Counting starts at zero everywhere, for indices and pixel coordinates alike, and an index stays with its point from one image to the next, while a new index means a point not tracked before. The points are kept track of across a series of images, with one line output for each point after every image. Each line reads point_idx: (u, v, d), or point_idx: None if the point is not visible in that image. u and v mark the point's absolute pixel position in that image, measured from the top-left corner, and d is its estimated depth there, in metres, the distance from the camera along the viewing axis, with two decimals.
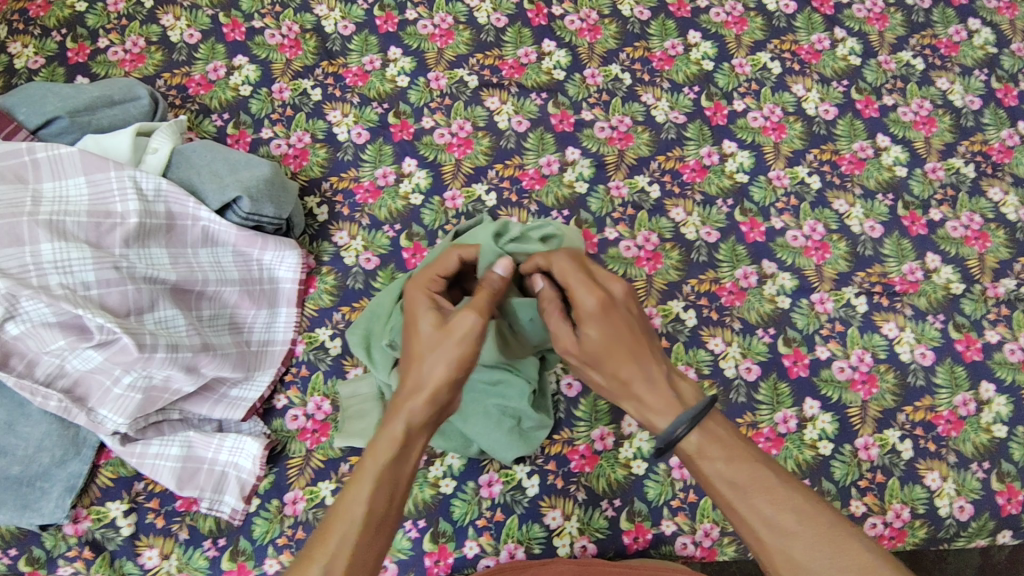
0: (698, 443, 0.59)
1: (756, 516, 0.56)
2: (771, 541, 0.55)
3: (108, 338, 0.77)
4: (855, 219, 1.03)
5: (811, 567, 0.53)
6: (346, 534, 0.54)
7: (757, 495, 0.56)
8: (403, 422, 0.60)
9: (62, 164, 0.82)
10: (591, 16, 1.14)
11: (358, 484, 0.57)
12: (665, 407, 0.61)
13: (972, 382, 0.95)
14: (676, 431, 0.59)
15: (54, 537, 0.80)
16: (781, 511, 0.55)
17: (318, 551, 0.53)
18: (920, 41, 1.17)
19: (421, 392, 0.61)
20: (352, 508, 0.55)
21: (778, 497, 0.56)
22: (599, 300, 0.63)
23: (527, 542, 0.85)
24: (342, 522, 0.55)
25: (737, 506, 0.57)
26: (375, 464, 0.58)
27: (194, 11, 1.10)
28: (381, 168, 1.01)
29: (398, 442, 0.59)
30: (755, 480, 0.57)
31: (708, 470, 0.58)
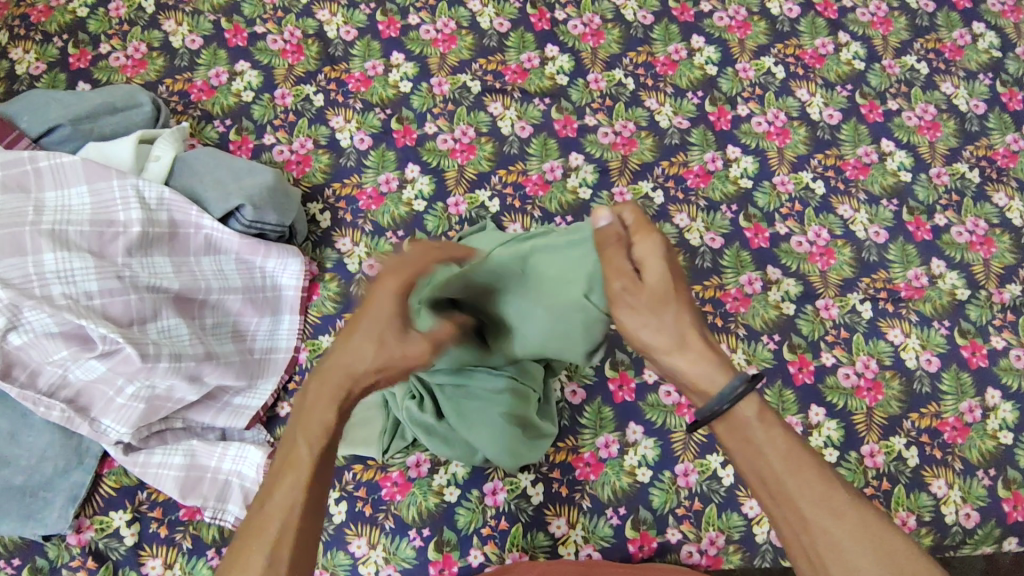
0: (756, 413, 0.56)
1: (805, 493, 0.53)
2: (815, 518, 0.53)
3: (112, 349, 0.77)
4: (859, 224, 1.03)
5: (855, 553, 0.52)
6: (285, 531, 0.52)
7: (809, 472, 0.54)
8: (335, 410, 0.57)
9: (64, 173, 0.82)
10: (594, 21, 1.14)
11: (293, 475, 0.54)
12: (710, 375, 0.58)
13: (978, 389, 0.95)
14: (730, 397, 0.56)
15: (57, 547, 0.80)
16: (829, 490, 0.54)
17: (255, 550, 0.51)
18: (924, 45, 1.17)
19: (355, 380, 0.57)
20: (286, 504, 0.53)
21: (827, 476, 0.54)
22: (659, 246, 0.61)
23: (532, 550, 0.85)
24: (276, 523, 0.52)
25: (785, 480, 0.54)
26: (308, 459, 0.55)
27: (196, 16, 1.10)
28: (383, 174, 1.01)
29: (329, 428, 0.56)
30: (808, 459, 0.55)
31: (763, 441, 0.55)
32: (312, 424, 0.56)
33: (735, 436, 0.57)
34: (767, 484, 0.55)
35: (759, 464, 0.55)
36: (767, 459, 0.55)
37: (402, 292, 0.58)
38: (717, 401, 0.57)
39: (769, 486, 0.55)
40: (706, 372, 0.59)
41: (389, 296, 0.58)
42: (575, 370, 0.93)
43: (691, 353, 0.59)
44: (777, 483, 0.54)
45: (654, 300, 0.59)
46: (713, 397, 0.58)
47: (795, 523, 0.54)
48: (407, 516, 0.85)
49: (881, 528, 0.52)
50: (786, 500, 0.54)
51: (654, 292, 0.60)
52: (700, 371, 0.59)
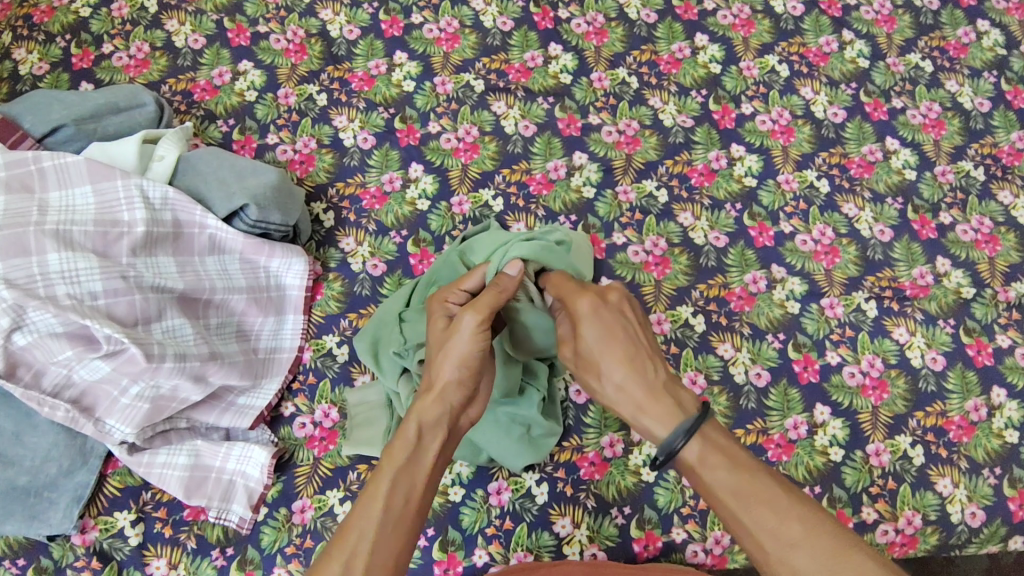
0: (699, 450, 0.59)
1: (759, 528, 0.54)
2: (770, 548, 0.53)
3: (116, 349, 0.76)
4: (864, 223, 1.03)
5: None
6: (365, 529, 0.55)
7: (760, 507, 0.54)
8: (415, 421, 0.63)
9: (68, 173, 0.82)
10: (597, 19, 1.14)
11: (375, 485, 0.59)
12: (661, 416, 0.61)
13: (984, 387, 0.94)
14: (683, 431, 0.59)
15: (63, 547, 0.80)
16: (782, 520, 0.53)
17: (339, 548, 0.54)
18: (929, 43, 1.16)
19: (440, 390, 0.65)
20: (366, 513, 0.56)
21: (779, 505, 0.54)
22: (588, 303, 0.67)
23: (537, 550, 0.84)
24: (360, 525, 0.55)
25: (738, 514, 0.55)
26: (390, 467, 0.60)
27: (199, 16, 1.10)
28: (387, 174, 1.01)
29: (410, 441, 0.62)
30: (759, 492, 0.55)
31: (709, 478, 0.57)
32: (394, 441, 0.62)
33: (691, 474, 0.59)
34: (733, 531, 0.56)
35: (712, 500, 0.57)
36: (719, 494, 0.56)
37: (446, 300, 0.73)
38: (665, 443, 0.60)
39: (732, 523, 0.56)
40: (658, 413, 0.61)
41: (442, 305, 0.72)
42: None
43: (640, 400, 0.63)
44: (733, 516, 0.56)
45: (588, 348, 0.66)
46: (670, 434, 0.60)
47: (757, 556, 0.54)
48: None
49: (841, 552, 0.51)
50: (743, 534, 0.55)
51: (592, 353, 0.66)
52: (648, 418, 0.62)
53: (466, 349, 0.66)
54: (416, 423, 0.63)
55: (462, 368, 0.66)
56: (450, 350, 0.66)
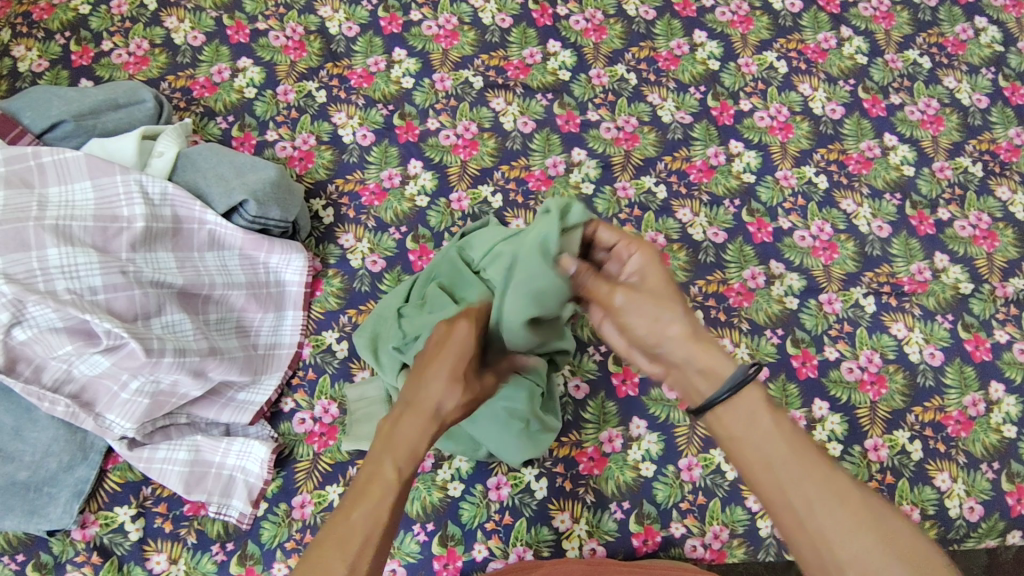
0: (761, 400, 0.58)
1: (808, 484, 0.54)
2: (816, 503, 0.53)
3: (116, 343, 0.77)
4: (863, 219, 1.03)
5: (855, 539, 0.51)
6: (369, 536, 0.55)
7: (813, 463, 0.55)
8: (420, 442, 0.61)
9: (67, 168, 0.82)
10: (596, 16, 1.14)
11: (381, 489, 0.58)
12: (719, 360, 0.60)
13: (982, 382, 0.95)
14: (737, 382, 0.58)
15: (62, 542, 0.80)
16: (834, 478, 0.54)
17: (344, 549, 0.54)
18: (926, 39, 1.16)
19: (433, 409, 0.63)
20: (374, 517, 0.56)
21: (829, 466, 0.55)
22: (649, 256, 0.67)
23: (536, 545, 0.85)
24: (365, 529, 0.55)
25: (788, 466, 0.55)
26: (394, 474, 0.59)
27: (198, 13, 1.10)
28: (386, 170, 1.01)
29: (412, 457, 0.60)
30: (811, 452, 0.55)
31: (765, 426, 0.57)
32: (401, 449, 0.60)
33: (735, 425, 0.58)
34: (774, 483, 0.55)
35: (759, 448, 0.56)
36: (772, 443, 0.56)
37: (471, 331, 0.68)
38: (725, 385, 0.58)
39: (773, 474, 0.55)
40: (715, 359, 0.60)
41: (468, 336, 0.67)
42: (577, 365, 0.93)
43: (702, 341, 0.61)
44: (779, 470, 0.55)
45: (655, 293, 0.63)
46: (720, 384, 0.59)
47: (797, 509, 0.54)
48: (410, 511, 0.85)
49: (888, 519, 0.52)
50: (788, 488, 0.54)
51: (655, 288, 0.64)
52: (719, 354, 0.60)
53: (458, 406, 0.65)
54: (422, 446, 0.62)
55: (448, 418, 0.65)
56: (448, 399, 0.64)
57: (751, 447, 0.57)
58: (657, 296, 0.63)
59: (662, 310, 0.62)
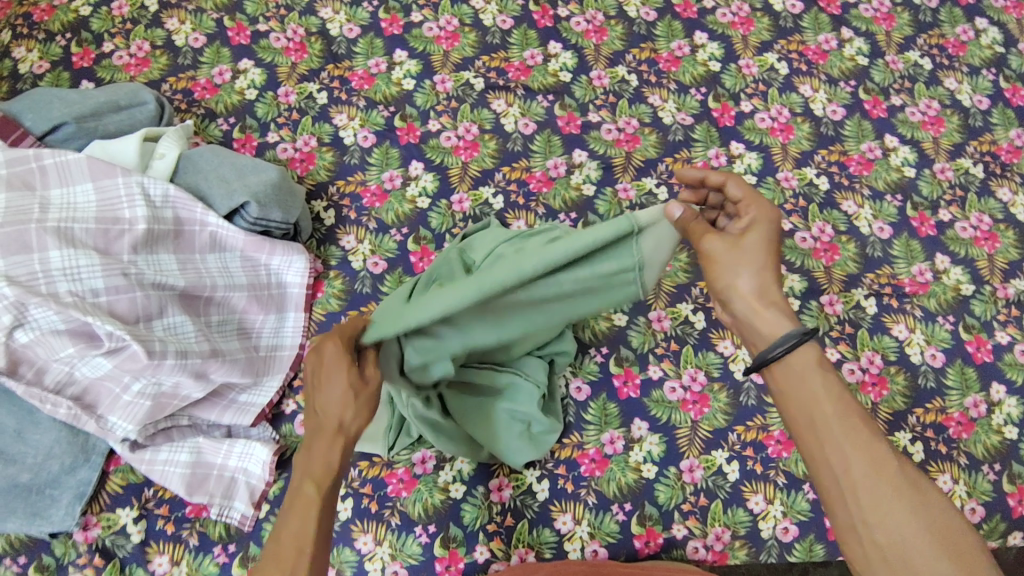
0: (815, 361, 0.57)
1: (849, 446, 0.53)
2: (855, 467, 0.52)
3: (118, 345, 0.76)
4: (864, 220, 1.03)
5: (890, 507, 0.50)
6: (298, 552, 0.54)
7: (859, 429, 0.53)
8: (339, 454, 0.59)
9: (69, 171, 0.82)
10: (597, 18, 1.14)
11: (303, 515, 0.56)
12: (776, 320, 0.59)
13: (983, 384, 0.95)
14: (789, 342, 0.57)
15: (64, 544, 0.80)
16: (875, 447, 0.52)
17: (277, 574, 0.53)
18: (927, 40, 1.16)
19: (336, 424, 0.59)
20: (299, 541, 0.55)
21: (873, 434, 0.53)
22: (768, 216, 0.62)
23: (538, 546, 0.85)
24: (292, 547, 0.54)
25: (833, 426, 0.54)
26: (315, 496, 0.57)
27: (199, 15, 1.10)
28: (387, 172, 1.01)
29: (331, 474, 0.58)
30: (863, 423, 0.54)
31: (815, 388, 0.55)
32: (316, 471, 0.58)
33: (789, 384, 0.57)
34: (814, 438, 0.55)
35: (805, 407, 0.56)
36: (819, 402, 0.55)
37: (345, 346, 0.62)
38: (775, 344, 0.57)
39: (816, 432, 0.54)
40: (774, 320, 0.59)
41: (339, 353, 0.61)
42: (579, 366, 0.93)
43: (767, 301, 0.60)
44: (823, 430, 0.54)
45: (745, 249, 0.61)
46: (775, 342, 0.58)
47: (834, 469, 0.53)
48: (412, 513, 0.85)
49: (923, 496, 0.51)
50: (827, 449, 0.53)
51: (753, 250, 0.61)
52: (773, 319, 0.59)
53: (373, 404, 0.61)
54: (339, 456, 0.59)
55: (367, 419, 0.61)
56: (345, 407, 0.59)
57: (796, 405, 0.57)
58: (749, 257, 0.60)
59: (741, 264, 0.60)
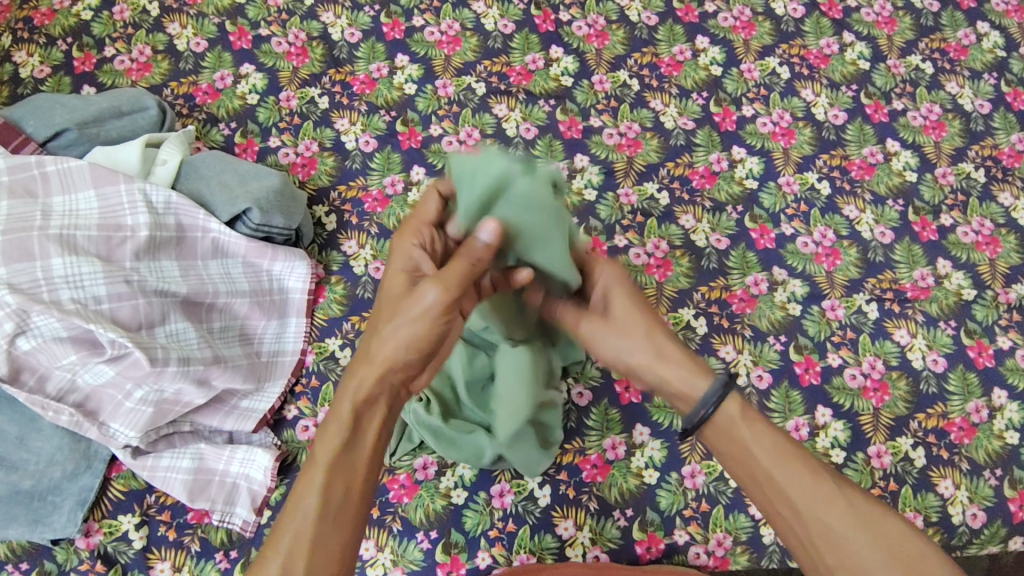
0: (739, 412, 0.60)
1: (796, 489, 0.57)
2: (806, 509, 0.56)
3: (120, 353, 0.77)
4: (865, 225, 1.03)
5: (850, 537, 0.55)
6: (300, 532, 0.53)
7: (796, 467, 0.58)
8: (350, 403, 0.57)
9: (71, 178, 0.82)
10: (598, 22, 1.14)
11: (309, 475, 0.55)
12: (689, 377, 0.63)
13: (985, 389, 0.95)
14: (713, 401, 0.60)
15: (66, 551, 0.80)
16: (817, 482, 0.57)
17: (276, 545, 0.53)
18: (929, 44, 1.16)
19: (380, 356, 0.57)
20: (298, 513, 0.54)
21: (810, 467, 0.58)
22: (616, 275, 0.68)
23: (540, 552, 0.85)
24: (295, 519, 0.54)
25: (775, 474, 0.58)
26: (324, 454, 0.56)
27: (201, 19, 1.10)
28: (389, 177, 1.01)
29: (343, 430, 0.56)
30: (795, 455, 0.58)
31: (748, 440, 0.59)
32: (327, 425, 0.57)
33: (727, 442, 0.61)
34: (763, 489, 0.58)
35: (746, 462, 0.59)
36: (757, 454, 0.59)
37: (416, 243, 0.62)
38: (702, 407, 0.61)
39: (761, 484, 0.59)
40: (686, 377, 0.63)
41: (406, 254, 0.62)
42: (581, 372, 0.93)
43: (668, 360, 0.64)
44: (769, 479, 0.58)
45: (619, 322, 0.66)
46: (698, 402, 0.62)
47: (787, 512, 0.57)
48: (414, 519, 0.85)
49: (870, 513, 0.56)
50: (778, 496, 0.58)
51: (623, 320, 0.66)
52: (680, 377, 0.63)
53: (422, 327, 0.57)
54: (350, 406, 0.57)
55: (412, 348, 0.57)
56: (390, 326, 0.57)
57: (735, 458, 0.60)
58: (621, 326, 0.66)
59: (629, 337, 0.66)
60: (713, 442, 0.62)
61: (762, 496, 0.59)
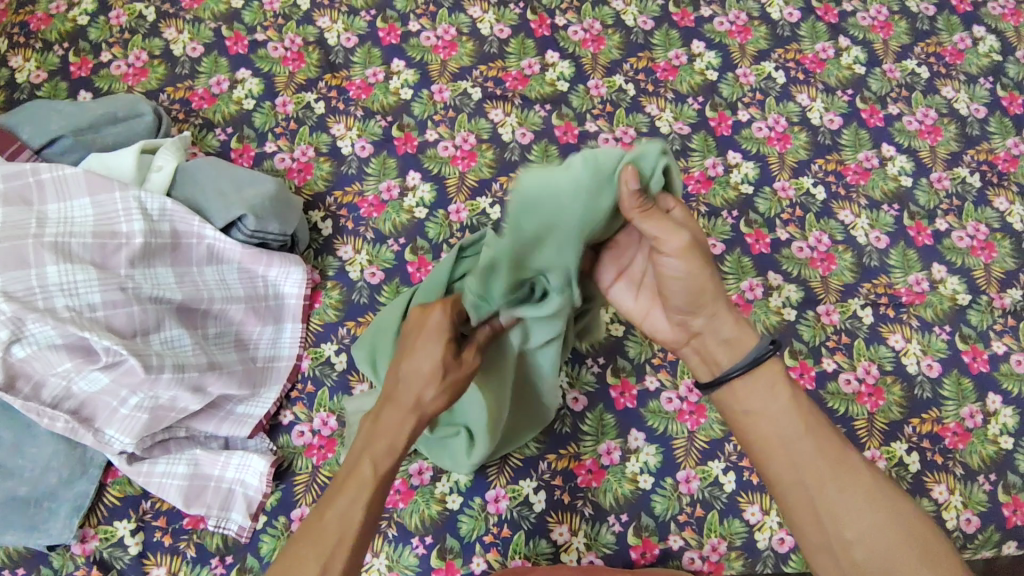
0: (779, 377, 0.62)
1: (823, 457, 0.59)
2: (830, 476, 0.59)
3: (115, 360, 0.77)
4: (860, 229, 1.03)
5: (863, 511, 0.58)
6: (343, 537, 0.57)
7: (824, 439, 0.60)
8: (408, 432, 0.63)
9: (66, 185, 0.82)
10: (594, 26, 1.14)
11: (357, 487, 0.60)
12: (736, 329, 0.63)
13: (979, 394, 0.95)
14: (758, 358, 0.62)
15: (62, 556, 0.80)
16: (842, 456, 0.60)
17: (317, 550, 0.57)
18: (925, 49, 1.16)
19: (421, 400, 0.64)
20: (342, 522, 0.58)
21: (836, 443, 0.61)
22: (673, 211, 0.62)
23: (534, 557, 0.85)
24: (340, 529, 0.58)
25: (804, 440, 0.60)
26: (375, 472, 0.61)
27: (197, 24, 1.10)
28: (385, 182, 1.01)
29: (393, 456, 0.62)
30: (823, 430, 0.61)
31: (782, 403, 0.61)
32: (380, 448, 0.62)
33: (755, 401, 0.62)
34: (787, 450, 0.60)
35: (775, 424, 0.61)
36: (789, 419, 0.61)
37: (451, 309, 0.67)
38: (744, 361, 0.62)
39: (787, 446, 0.60)
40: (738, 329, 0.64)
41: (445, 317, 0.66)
42: (576, 377, 0.93)
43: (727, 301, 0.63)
44: (796, 444, 0.60)
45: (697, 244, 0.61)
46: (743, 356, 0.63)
47: (808, 477, 0.59)
48: (409, 524, 0.85)
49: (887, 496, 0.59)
50: (801, 459, 0.60)
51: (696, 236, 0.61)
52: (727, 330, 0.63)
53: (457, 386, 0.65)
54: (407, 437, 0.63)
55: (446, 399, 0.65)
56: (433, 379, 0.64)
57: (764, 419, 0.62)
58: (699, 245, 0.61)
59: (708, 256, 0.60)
60: (738, 399, 0.63)
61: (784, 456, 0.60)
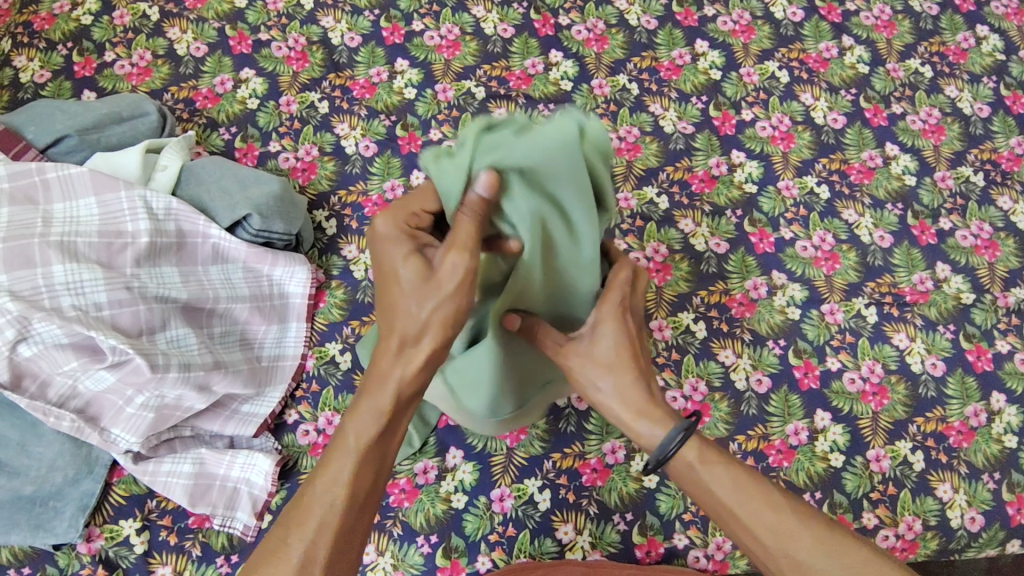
0: (697, 455, 0.59)
1: (762, 527, 0.57)
2: (772, 543, 0.57)
3: (121, 359, 0.77)
4: (864, 229, 1.03)
5: (815, 566, 0.56)
6: (326, 517, 0.54)
7: (758, 503, 0.58)
8: (391, 392, 0.54)
9: (72, 184, 0.82)
10: (598, 26, 1.14)
11: (341, 458, 0.55)
12: (651, 430, 0.60)
13: (984, 393, 0.95)
14: (672, 446, 0.59)
15: (68, 555, 0.80)
16: (780, 517, 0.58)
17: (300, 529, 0.54)
18: (928, 48, 1.17)
19: (400, 336, 0.54)
20: (324, 498, 0.54)
21: (772, 501, 0.58)
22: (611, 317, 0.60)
23: (539, 556, 0.85)
24: (322, 504, 0.54)
25: (739, 513, 0.58)
26: (356, 439, 0.55)
27: (201, 24, 1.10)
28: (389, 181, 1.01)
29: (378, 424, 0.55)
30: (756, 491, 0.59)
31: (707, 482, 0.59)
32: (360, 415, 0.55)
33: (686, 482, 0.61)
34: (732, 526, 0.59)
35: (710, 502, 0.60)
36: (718, 494, 0.59)
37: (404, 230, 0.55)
38: (659, 452, 0.59)
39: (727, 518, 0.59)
40: (646, 428, 0.60)
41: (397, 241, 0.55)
42: None
43: (635, 407, 0.61)
44: (733, 517, 0.59)
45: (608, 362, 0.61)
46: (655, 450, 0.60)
47: (756, 547, 0.58)
48: (414, 523, 0.86)
49: (835, 540, 0.57)
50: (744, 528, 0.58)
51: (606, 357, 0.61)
52: (645, 424, 0.60)
53: (441, 304, 0.53)
54: (389, 401, 0.54)
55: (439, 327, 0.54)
56: (401, 315, 0.54)
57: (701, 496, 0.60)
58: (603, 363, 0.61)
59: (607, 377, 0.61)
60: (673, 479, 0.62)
61: (728, 527, 0.60)
